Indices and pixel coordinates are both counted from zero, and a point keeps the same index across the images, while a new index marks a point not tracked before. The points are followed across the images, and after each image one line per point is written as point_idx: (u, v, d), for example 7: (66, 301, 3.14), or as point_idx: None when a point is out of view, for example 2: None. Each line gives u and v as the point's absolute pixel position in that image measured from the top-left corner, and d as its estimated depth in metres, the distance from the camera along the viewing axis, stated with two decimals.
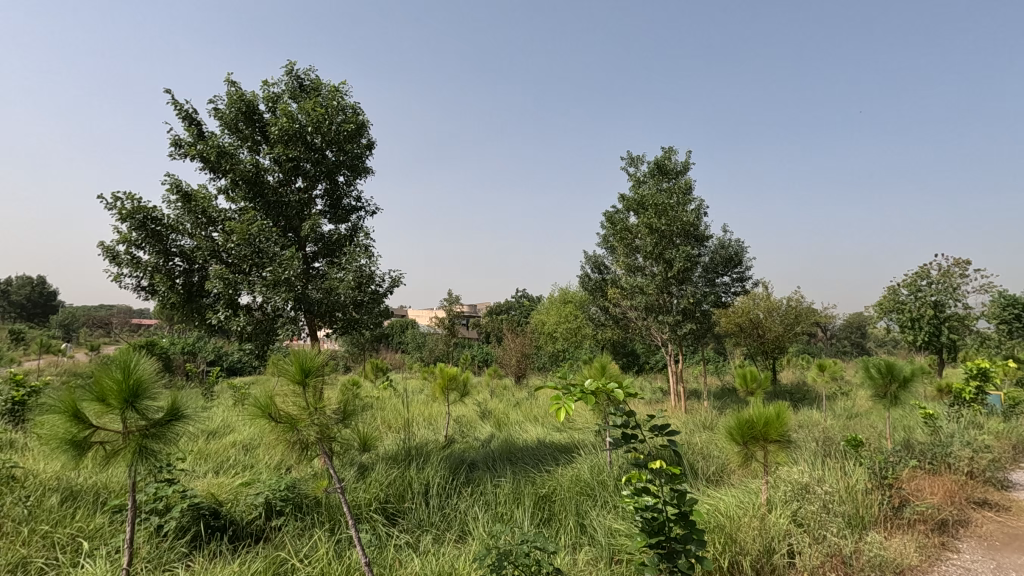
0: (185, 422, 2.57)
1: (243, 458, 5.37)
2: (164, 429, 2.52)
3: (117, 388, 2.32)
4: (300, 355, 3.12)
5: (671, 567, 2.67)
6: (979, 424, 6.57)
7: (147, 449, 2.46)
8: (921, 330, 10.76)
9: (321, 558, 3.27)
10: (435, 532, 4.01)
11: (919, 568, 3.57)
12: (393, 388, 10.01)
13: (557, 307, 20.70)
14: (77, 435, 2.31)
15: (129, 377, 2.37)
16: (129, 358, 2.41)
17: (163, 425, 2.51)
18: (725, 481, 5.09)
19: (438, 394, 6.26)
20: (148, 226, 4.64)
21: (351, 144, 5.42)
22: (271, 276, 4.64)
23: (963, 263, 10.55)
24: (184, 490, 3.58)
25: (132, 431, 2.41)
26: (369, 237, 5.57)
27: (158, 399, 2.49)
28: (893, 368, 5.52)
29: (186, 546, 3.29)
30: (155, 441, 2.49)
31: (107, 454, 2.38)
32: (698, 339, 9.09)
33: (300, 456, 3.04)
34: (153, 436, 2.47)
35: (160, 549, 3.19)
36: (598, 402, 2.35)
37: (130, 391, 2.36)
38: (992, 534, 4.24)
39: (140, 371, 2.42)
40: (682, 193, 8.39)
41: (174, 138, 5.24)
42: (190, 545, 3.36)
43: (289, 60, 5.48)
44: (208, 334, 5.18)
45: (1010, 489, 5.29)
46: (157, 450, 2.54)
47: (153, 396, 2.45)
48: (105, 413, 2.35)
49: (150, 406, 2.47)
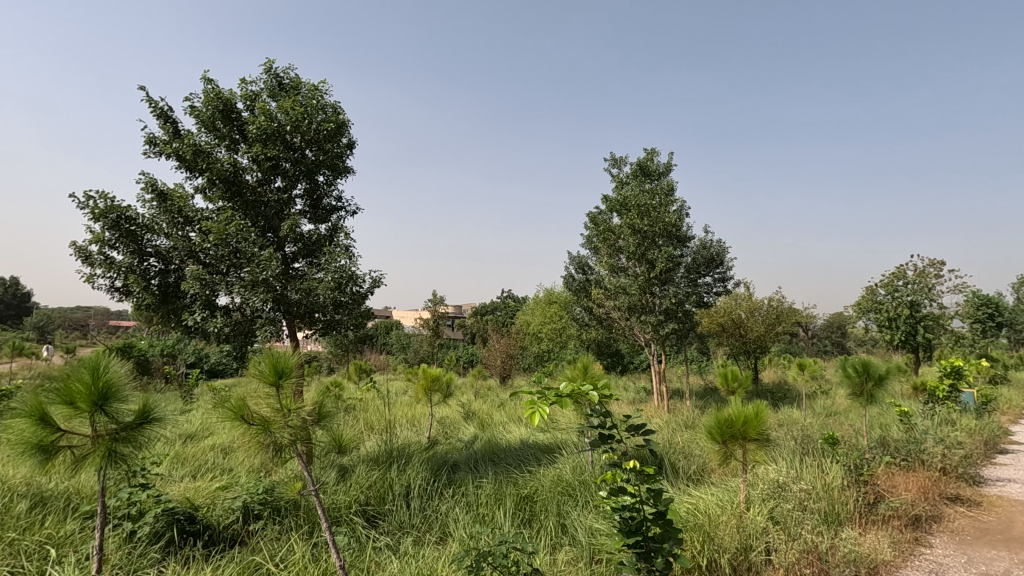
0: (156, 425, 2.51)
1: (221, 461, 5.28)
2: (135, 432, 2.46)
3: (86, 391, 2.25)
4: (274, 356, 3.06)
5: (648, 567, 2.69)
6: (953, 421, 6.72)
7: (117, 453, 2.40)
8: (898, 329, 11.00)
9: (297, 562, 3.24)
10: (415, 534, 3.99)
11: (893, 564, 3.65)
12: (377, 389, 9.94)
13: (542, 307, 20.69)
14: (44, 440, 2.25)
15: (99, 380, 2.30)
16: (99, 360, 2.35)
17: (134, 428, 2.45)
18: (705, 480, 5.14)
19: (420, 394, 6.22)
20: (122, 226, 4.53)
21: (330, 143, 5.37)
22: (248, 277, 4.57)
23: (937, 263, 10.79)
24: (159, 495, 3.50)
25: (101, 435, 2.34)
26: (349, 238, 5.52)
27: (128, 402, 2.43)
28: (869, 367, 5.62)
29: (160, 553, 3.22)
30: (125, 445, 2.42)
31: (76, 458, 2.32)
32: (681, 339, 9.16)
33: (274, 459, 2.99)
34: (123, 440, 2.41)
35: (132, 556, 3.12)
36: (573, 405, 2.36)
37: (99, 394, 2.29)
38: (963, 529, 4.35)
39: (110, 374, 2.36)
40: (664, 193, 8.47)
41: (149, 135, 5.14)
42: (164, 551, 3.29)
43: (268, 58, 5.42)
44: (185, 336, 5.06)
45: (981, 485, 5.44)
46: (128, 455, 2.46)
47: (123, 399, 2.39)
48: (73, 417, 2.28)
49: (120, 409, 2.40)
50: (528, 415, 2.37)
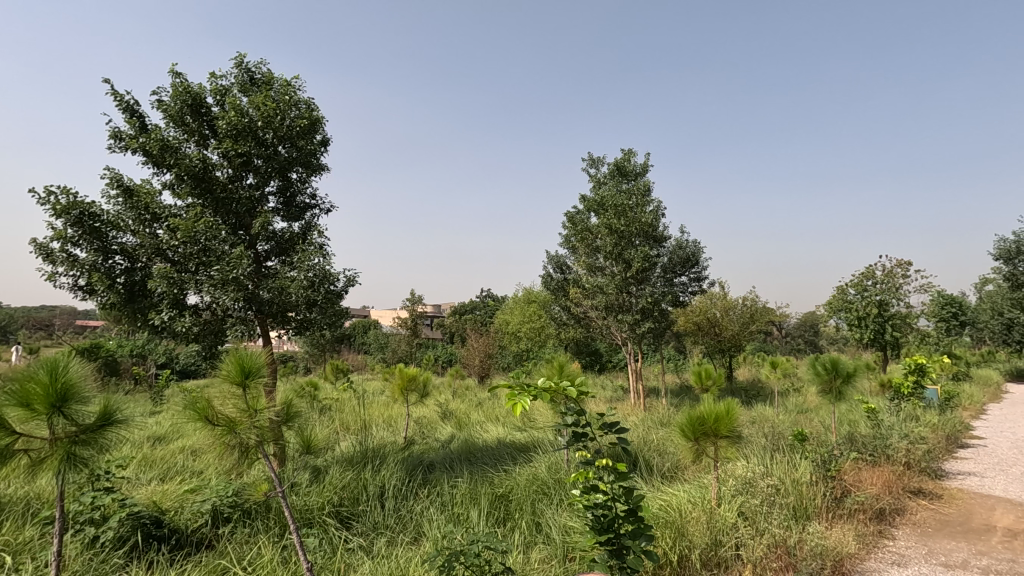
0: (118, 428, 2.44)
1: (189, 463, 5.17)
2: (95, 435, 2.39)
3: (44, 393, 2.17)
4: (240, 356, 3.00)
5: (619, 564, 2.70)
6: (918, 417, 6.94)
7: (75, 457, 2.32)
8: (868, 328, 11.30)
9: (266, 565, 3.20)
10: (389, 535, 3.95)
11: (857, 556, 3.75)
12: (353, 389, 9.83)
13: (521, 306, 20.73)
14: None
15: (57, 381, 2.23)
16: (58, 360, 2.27)
17: (93, 430, 2.37)
18: (679, 476, 5.22)
19: (396, 394, 6.15)
20: (85, 222, 4.39)
21: (304, 140, 5.31)
22: (218, 275, 4.49)
23: (904, 264, 11.12)
24: (124, 499, 3.40)
25: (60, 437, 2.26)
26: (323, 236, 5.45)
27: (89, 404, 2.36)
28: (837, 364, 5.76)
29: (124, 558, 3.14)
30: (84, 449, 2.35)
31: (32, 462, 2.23)
32: (657, 337, 9.27)
33: (240, 460, 2.92)
34: (81, 443, 2.33)
35: (95, 562, 3.04)
36: (551, 400, 2.41)
37: (58, 395, 2.21)
38: (925, 521, 4.50)
39: (69, 374, 2.29)
40: (640, 194, 8.58)
41: (114, 130, 4.99)
42: (128, 556, 3.21)
43: (239, 52, 5.32)
44: (153, 336, 4.92)
45: (942, 478, 5.64)
46: (87, 459, 2.39)
47: (84, 400, 2.32)
48: (31, 419, 2.19)
49: (79, 411, 2.32)
50: (507, 408, 2.40)
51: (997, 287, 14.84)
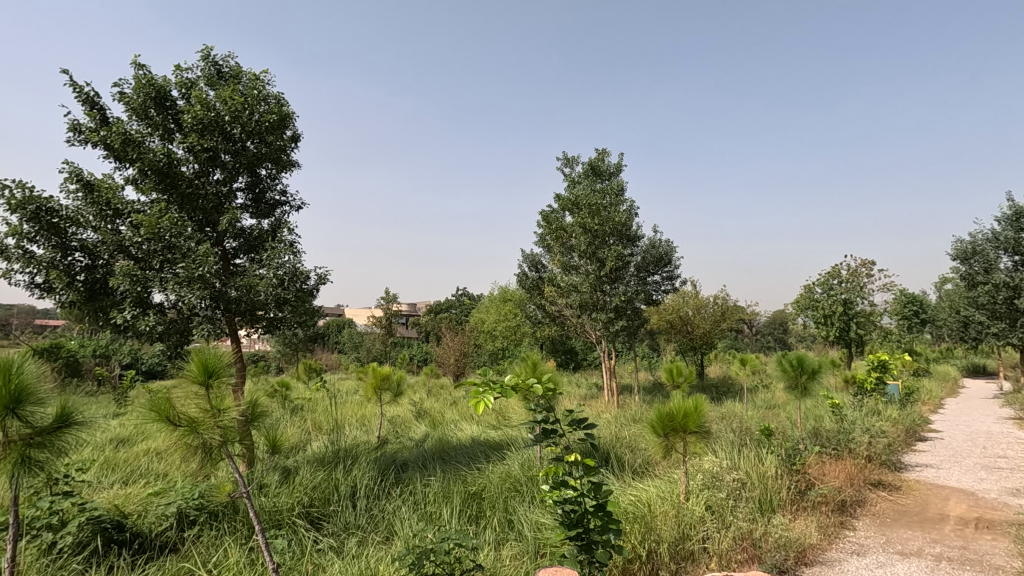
0: (76, 429, 2.37)
1: (153, 465, 5.04)
2: (52, 437, 2.31)
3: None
4: (203, 356, 2.93)
5: (588, 558, 2.76)
6: (880, 412, 7.18)
7: (30, 460, 2.23)
8: (833, 326, 11.61)
9: (231, 566, 3.15)
10: (360, 535, 3.92)
11: (818, 547, 3.86)
12: (326, 389, 9.70)
13: (496, 305, 20.74)
14: None
15: (11, 382, 2.15)
16: (11, 360, 2.20)
17: (51, 433, 2.29)
18: (650, 472, 5.30)
19: (368, 393, 6.09)
20: (42, 218, 4.25)
21: (273, 136, 5.21)
22: (183, 273, 4.39)
23: (869, 264, 11.47)
24: (84, 503, 3.31)
25: (14, 439, 2.17)
26: (292, 233, 5.37)
27: (46, 405, 2.29)
28: (803, 361, 5.92)
29: (83, 564, 3.05)
30: (41, 451, 2.26)
31: None
32: (630, 335, 9.36)
33: (204, 461, 2.86)
34: (38, 445, 2.25)
35: (52, 569, 2.95)
36: (517, 396, 2.45)
37: (12, 397, 2.13)
38: (884, 512, 4.65)
39: (23, 375, 2.21)
40: (614, 193, 8.68)
41: (73, 122, 4.83)
42: (88, 562, 3.13)
43: (206, 44, 5.20)
44: (116, 335, 4.78)
45: (902, 471, 5.84)
46: (44, 462, 2.30)
47: (41, 401, 2.24)
48: None
49: (35, 412, 2.24)
50: (473, 406, 2.43)
51: (955, 287, 15.43)
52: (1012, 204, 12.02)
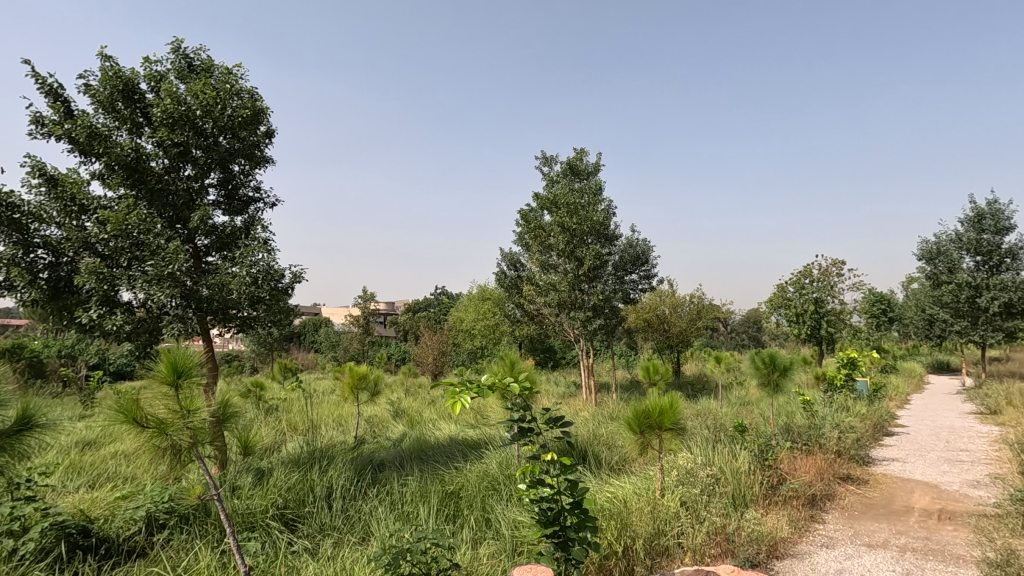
0: (37, 433, 2.30)
1: (121, 468, 4.92)
2: (13, 441, 2.23)
3: None
4: (173, 355, 2.83)
5: (565, 554, 2.77)
6: (850, 408, 7.35)
7: None
8: (805, 323, 11.84)
9: (202, 570, 3.09)
10: (336, 536, 3.89)
11: (789, 540, 3.94)
12: (302, 389, 9.57)
13: (474, 304, 20.69)
14: None
15: None
16: None
17: (11, 436, 2.22)
18: (627, 469, 5.35)
19: (345, 393, 6.03)
20: (3, 213, 4.12)
21: (246, 131, 5.13)
22: (152, 270, 4.30)
23: (839, 264, 11.71)
24: (47, 508, 3.21)
25: None
26: (266, 231, 5.29)
27: (6, 408, 2.21)
28: (775, 358, 6.03)
29: (47, 571, 2.97)
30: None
31: None
32: (607, 334, 9.42)
33: (172, 462, 2.80)
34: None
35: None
36: (494, 395, 2.45)
37: None
38: (852, 505, 4.77)
39: None
40: (592, 193, 8.74)
41: (36, 115, 4.69)
42: (52, 568, 3.04)
43: (176, 37, 5.09)
44: (82, 335, 4.66)
45: (870, 465, 5.99)
46: (3, 465, 2.23)
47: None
48: None
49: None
50: (450, 406, 2.42)
51: (921, 287, 15.86)
52: (975, 206, 12.40)
